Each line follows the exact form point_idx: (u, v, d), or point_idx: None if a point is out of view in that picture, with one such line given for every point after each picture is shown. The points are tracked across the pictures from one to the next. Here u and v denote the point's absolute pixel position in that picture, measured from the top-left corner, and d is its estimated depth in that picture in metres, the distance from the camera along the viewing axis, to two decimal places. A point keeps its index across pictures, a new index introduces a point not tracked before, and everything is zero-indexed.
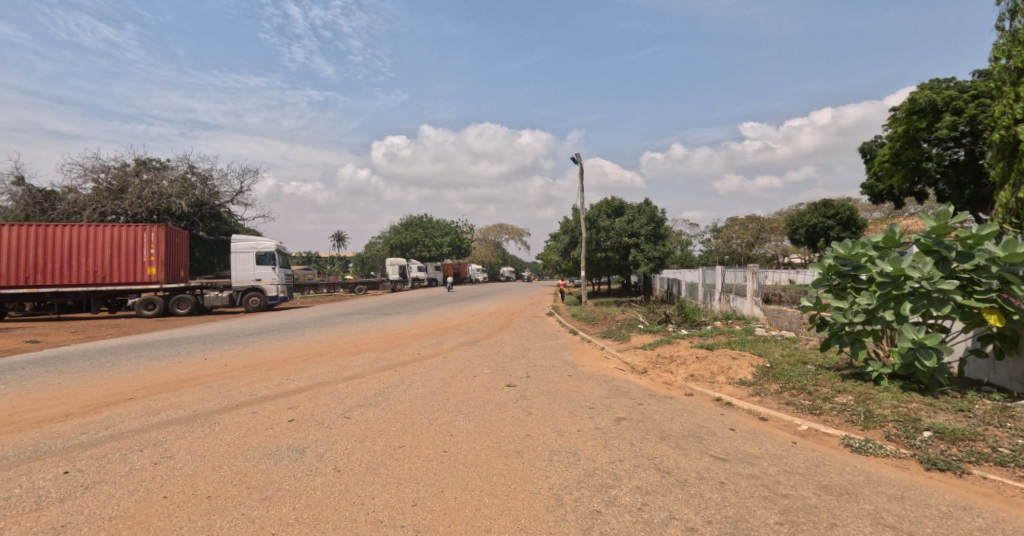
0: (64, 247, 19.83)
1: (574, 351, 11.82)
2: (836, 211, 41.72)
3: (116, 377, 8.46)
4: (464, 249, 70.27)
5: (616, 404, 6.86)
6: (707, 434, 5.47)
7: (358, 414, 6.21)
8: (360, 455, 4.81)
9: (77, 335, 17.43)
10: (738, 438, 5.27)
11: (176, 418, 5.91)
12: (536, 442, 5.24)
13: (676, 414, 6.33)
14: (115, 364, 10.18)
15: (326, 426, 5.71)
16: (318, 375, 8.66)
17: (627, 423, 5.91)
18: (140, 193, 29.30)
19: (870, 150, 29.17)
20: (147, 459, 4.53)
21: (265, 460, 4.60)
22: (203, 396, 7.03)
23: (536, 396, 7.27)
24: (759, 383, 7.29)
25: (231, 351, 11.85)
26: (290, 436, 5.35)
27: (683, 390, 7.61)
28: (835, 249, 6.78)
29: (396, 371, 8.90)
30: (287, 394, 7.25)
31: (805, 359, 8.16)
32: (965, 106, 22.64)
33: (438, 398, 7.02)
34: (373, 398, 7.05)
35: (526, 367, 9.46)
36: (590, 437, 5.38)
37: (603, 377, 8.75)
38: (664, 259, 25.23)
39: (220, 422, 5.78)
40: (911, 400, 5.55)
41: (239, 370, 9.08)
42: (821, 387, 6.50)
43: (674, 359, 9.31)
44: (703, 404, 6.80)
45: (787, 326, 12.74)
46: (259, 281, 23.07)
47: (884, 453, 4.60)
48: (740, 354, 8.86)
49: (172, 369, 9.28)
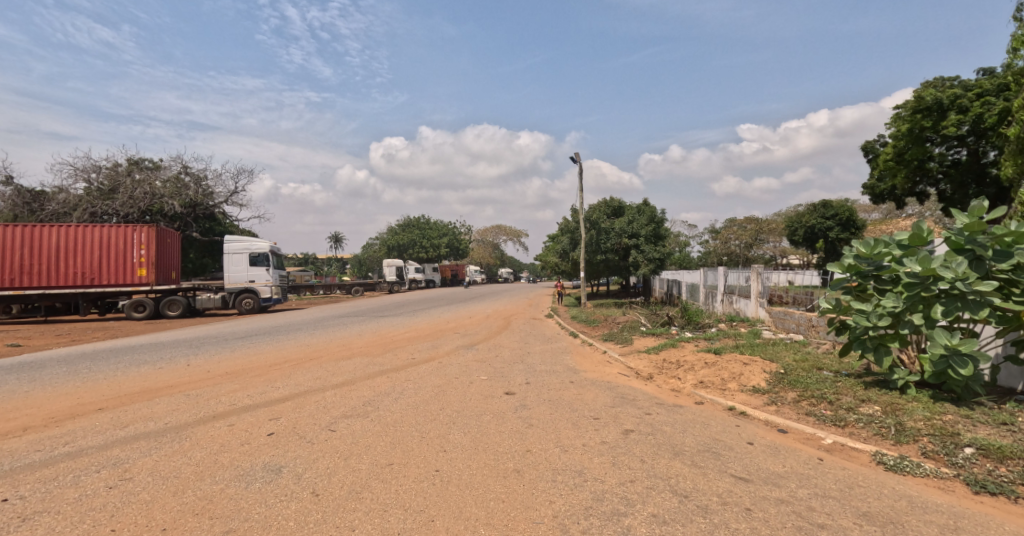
0: (51, 247, 19.28)
1: (575, 355, 11.35)
2: (836, 211, 41.26)
3: (90, 386, 7.99)
4: (461, 250, 69.78)
5: (622, 414, 6.39)
6: (724, 449, 5.00)
7: (344, 427, 5.74)
8: (342, 476, 4.33)
9: (61, 339, 16.88)
10: (758, 454, 4.81)
11: (144, 432, 5.46)
12: (537, 459, 4.78)
13: (688, 426, 5.87)
14: (92, 370, 9.67)
15: (306, 441, 5.23)
16: (305, 382, 8.18)
17: (636, 436, 5.45)
18: (131, 193, 28.75)
19: (872, 148, 28.81)
20: (102, 483, 4.08)
21: (234, 483, 4.13)
22: (179, 407, 6.56)
23: (537, 405, 6.79)
24: (774, 391, 6.83)
25: (216, 356, 11.35)
26: (266, 453, 4.87)
27: (693, 399, 7.15)
28: (855, 248, 6.33)
29: (388, 378, 8.43)
30: (270, 404, 6.79)
31: (821, 364, 7.70)
32: (970, 104, 22.15)
33: (432, 408, 6.55)
34: (362, 407, 6.59)
35: (525, 373, 8.98)
36: (595, 454, 4.91)
37: (607, 383, 8.29)
38: (664, 260, 24.90)
39: (192, 436, 5.33)
40: (945, 412, 5.06)
41: (221, 377, 8.61)
42: (842, 397, 6.02)
43: (681, 364, 8.85)
44: (715, 414, 6.34)
45: (794, 328, 12.29)
46: (252, 283, 22.53)
47: (924, 472, 4.13)
48: (751, 359, 8.40)
49: (151, 375, 8.81)
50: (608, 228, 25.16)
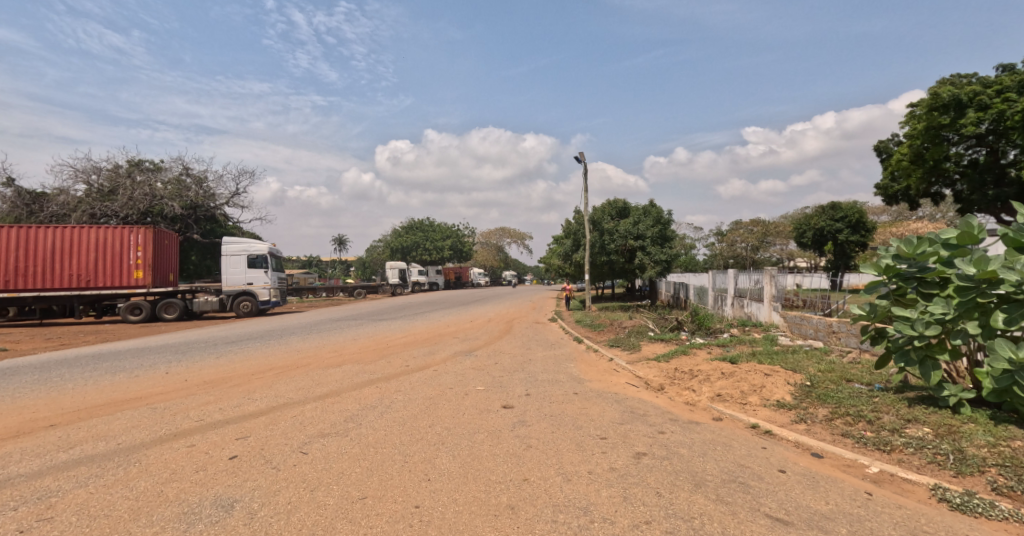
0: (45, 249, 18.71)
1: (579, 362, 10.65)
2: (845, 213, 40.31)
3: (54, 396, 7.39)
4: (466, 253, 69.10)
5: (632, 433, 5.69)
6: (753, 479, 4.29)
7: (317, 448, 5.09)
8: (303, 515, 3.69)
9: (50, 343, 16.31)
10: (794, 486, 4.11)
11: (91, 455, 4.85)
12: (536, 492, 4.13)
13: (707, 448, 5.16)
14: (64, 378, 9.07)
15: (272, 467, 4.57)
16: (286, 393, 7.53)
17: (649, 461, 4.77)
18: (131, 194, 28.20)
19: (886, 147, 28.00)
20: (14, 526, 3.49)
21: (172, 525, 3.50)
22: (139, 423, 5.93)
23: (537, 421, 6.12)
24: (802, 406, 6.11)
25: (201, 362, 10.73)
26: (221, 483, 4.21)
27: (709, 414, 6.45)
28: (895, 246, 5.61)
29: (376, 389, 7.76)
30: (241, 420, 6.14)
31: (850, 376, 6.98)
32: (991, 102, 21.17)
33: (420, 425, 5.89)
34: (342, 424, 5.93)
35: (526, 383, 8.28)
36: (603, 485, 4.23)
37: (614, 396, 7.57)
38: (671, 262, 23.95)
39: (143, 460, 4.71)
40: (1012, 437, 4.35)
41: (198, 387, 7.98)
42: (883, 415, 5.30)
43: (695, 374, 8.12)
44: (737, 432, 5.65)
45: (812, 334, 11.52)
46: (250, 285, 21.98)
47: (998, 515, 3.48)
48: (771, 369, 7.68)
49: (123, 384, 8.20)
50: (611, 229, 24.52)
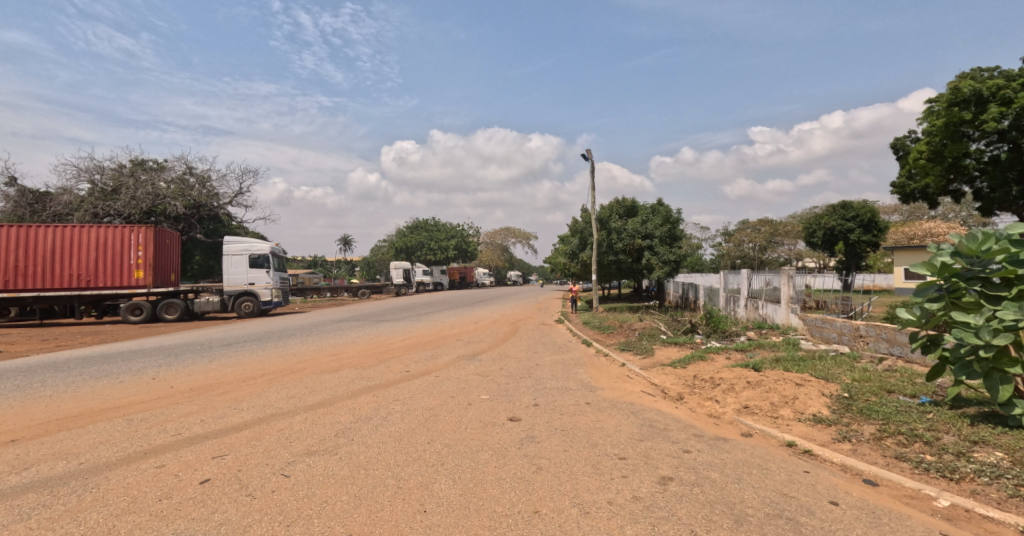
0: (45, 248, 18.24)
1: (590, 368, 10.01)
2: (856, 213, 39.50)
3: (27, 406, 6.87)
4: (471, 253, 68.55)
5: (654, 452, 5.07)
6: (802, 514, 3.67)
7: (301, 470, 4.50)
8: None
9: (45, 345, 15.82)
10: (853, 525, 3.50)
11: (45, 478, 4.29)
12: (549, 528, 3.53)
13: (743, 472, 4.52)
14: (42, 383, 8.54)
15: (246, 495, 3.99)
16: (276, 402, 6.97)
17: (678, 488, 4.17)
18: (134, 193, 27.76)
19: (903, 146, 27.24)
20: None
21: None
22: (108, 438, 5.37)
23: (547, 437, 5.52)
24: (843, 422, 5.47)
25: (190, 366, 10.16)
26: (185, 516, 3.64)
27: (738, 429, 5.82)
28: (954, 241, 4.95)
29: (372, 398, 7.18)
30: (222, 434, 5.58)
31: (891, 388, 6.31)
32: (1014, 95, 20.37)
33: (417, 441, 5.31)
34: (332, 440, 5.35)
35: (535, 392, 7.66)
36: (626, 520, 3.62)
37: (629, 406, 6.96)
38: (679, 262, 23.02)
39: (102, 485, 4.15)
40: None
41: (182, 395, 7.43)
42: (942, 435, 4.67)
43: (717, 383, 7.48)
44: (772, 452, 5.03)
45: (836, 338, 10.80)
46: (251, 286, 21.47)
47: None
48: (802, 378, 7.03)
49: (103, 391, 7.66)
50: (619, 228, 23.95)
